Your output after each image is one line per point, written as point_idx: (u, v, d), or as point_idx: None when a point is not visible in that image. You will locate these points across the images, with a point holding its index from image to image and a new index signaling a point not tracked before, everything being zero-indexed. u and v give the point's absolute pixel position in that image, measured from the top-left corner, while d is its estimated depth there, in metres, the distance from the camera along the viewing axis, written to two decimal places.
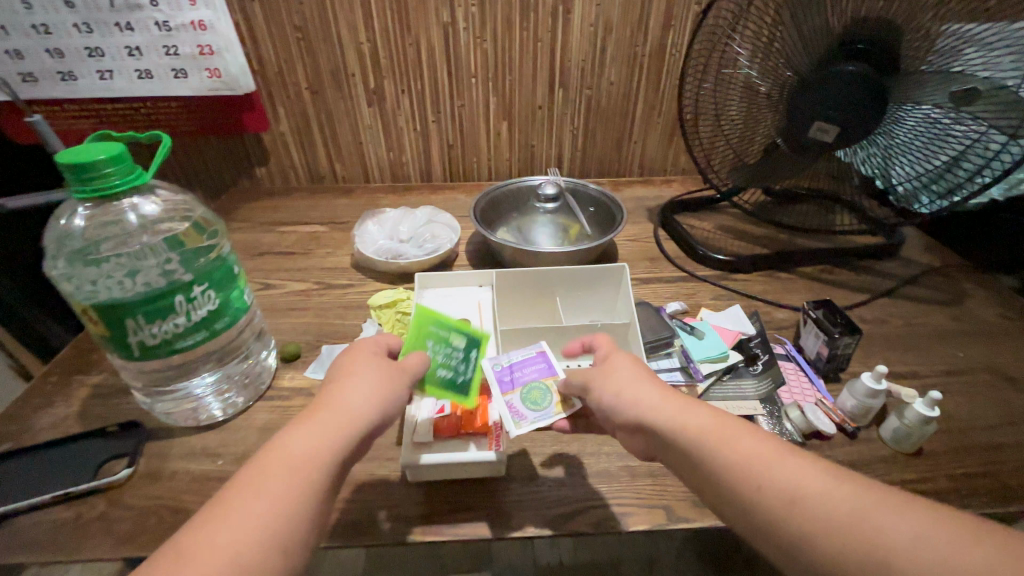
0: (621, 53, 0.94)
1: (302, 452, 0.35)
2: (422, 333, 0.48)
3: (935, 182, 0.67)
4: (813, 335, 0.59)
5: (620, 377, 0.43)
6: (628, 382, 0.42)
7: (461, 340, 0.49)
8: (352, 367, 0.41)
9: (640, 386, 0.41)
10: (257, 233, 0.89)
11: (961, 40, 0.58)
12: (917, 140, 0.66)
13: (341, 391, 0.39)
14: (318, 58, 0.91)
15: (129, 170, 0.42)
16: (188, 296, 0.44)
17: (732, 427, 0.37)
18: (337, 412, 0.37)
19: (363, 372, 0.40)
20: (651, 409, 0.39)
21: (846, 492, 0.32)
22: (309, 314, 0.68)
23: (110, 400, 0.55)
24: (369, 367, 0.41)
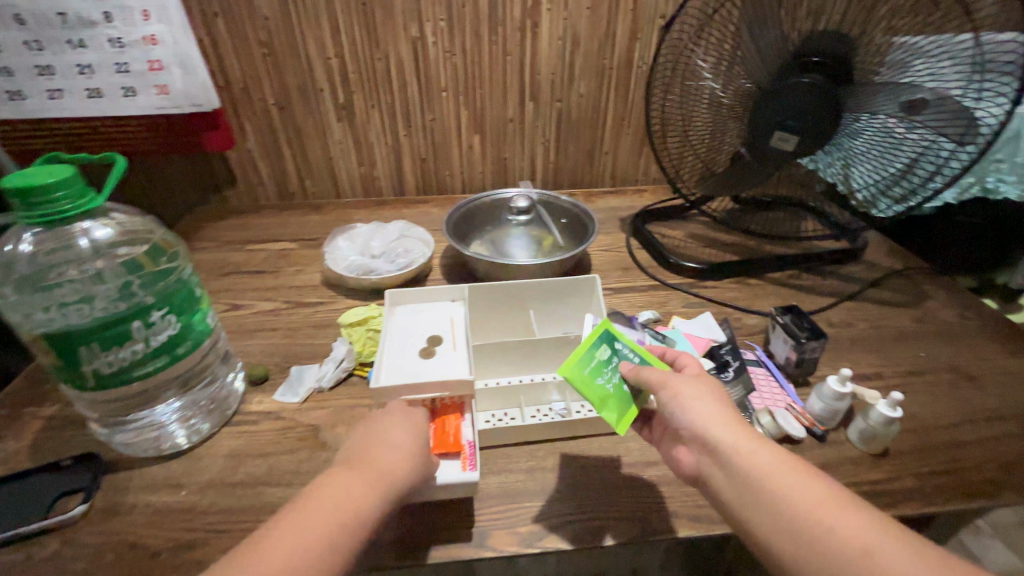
0: (589, 67, 0.95)
1: (343, 496, 0.39)
2: (592, 385, 0.44)
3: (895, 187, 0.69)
4: (782, 340, 0.60)
5: (702, 388, 0.42)
6: (698, 399, 0.41)
7: (606, 352, 0.47)
8: (383, 425, 0.45)
9: (719, 403, 0.41)
10: (225, 252, 0.87)
11: (909, 53, 0.61)
12: (874, 149, 0.69)
13: (378, 449, 0.43)
14: (286, 74, 0.90)
15: (82, 193, 0.41)
16: (147, 322, 0.43)
17: (805, 474, 0.37)
18: (378, 467, 0.42)
19: (397, 431, 0.45)
20: (725, 425, 0.39)
21: (919, 553, 0.32)
22: (278, 335, 0.67)
23: (64, 432, 0.53)
24: (403, 424, 0.46)
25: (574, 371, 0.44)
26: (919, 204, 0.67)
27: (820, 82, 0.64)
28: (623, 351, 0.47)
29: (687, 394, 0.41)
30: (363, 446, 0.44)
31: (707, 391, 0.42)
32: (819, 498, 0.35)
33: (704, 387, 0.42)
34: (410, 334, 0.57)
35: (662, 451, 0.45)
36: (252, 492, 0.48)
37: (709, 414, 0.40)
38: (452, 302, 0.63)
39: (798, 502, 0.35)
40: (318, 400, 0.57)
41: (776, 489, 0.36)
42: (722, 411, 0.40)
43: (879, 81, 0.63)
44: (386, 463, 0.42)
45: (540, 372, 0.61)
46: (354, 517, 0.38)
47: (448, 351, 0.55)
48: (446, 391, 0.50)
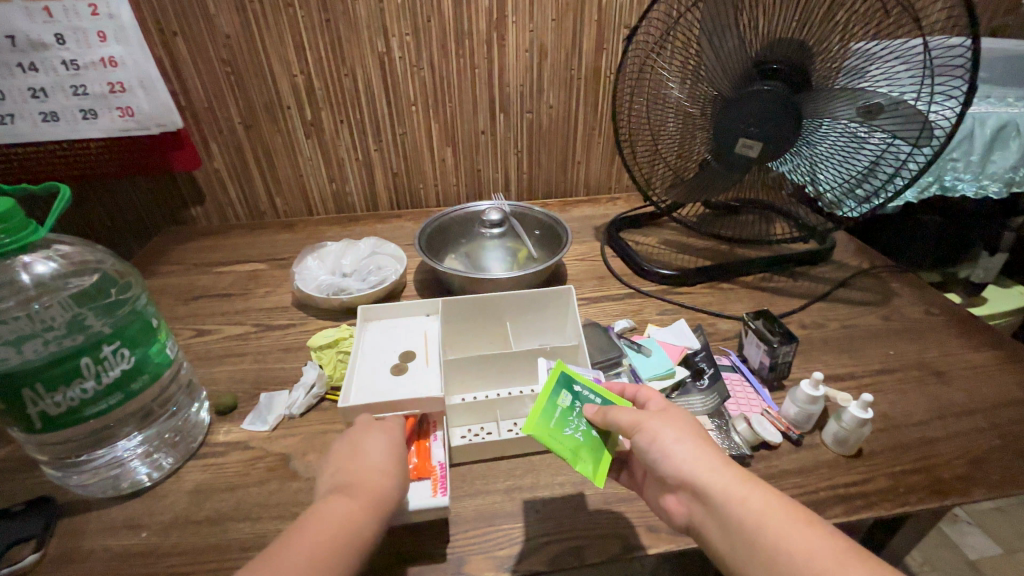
0: (557, 78, 0.96)
1: (339, 516, 0.37)
2: (558, 439, 0.43)
3: (859, 187, 0.71)
4: (755, 345, 0.60)
5: (678, 427, 0.42)
6: (679, 444, 0.40)
7: (566, 399, 0.46)
8: (358, 443, 0.43)
9: (697, 442, 0.41)
10: (191, 276, 0.84)
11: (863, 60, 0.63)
12: (838, 153, 0.70)
13: (358, 467, 0.41)
14: (250, 92, 0.88)
15: (21, 227, 0.39)
16: (97, 357, 0.41)
17: (801, 520, 0.36)
18: (361, 484, 0.40)
19: (372, 445, 0.43)
20: (707, 467, 0.39)
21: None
22: (246, 361, 0.65)
23: (17, 476, 0.50)
24: (376, 436, 0.44)
25: (537, 426, 0.44)
26: (884, 204, 0.68)
27: (779, 89, 0.65)
28: (583, 395, 0.47)
29: (666, 438, 0.41)
30: (344, 466, 0.42)
31: (683, 430, 0.42)
32: (813, 542, 0.35)
33: (679, 426, 0.42)
34: (384, 351, 0.57)
35: (648, 497, 0.44)
36: (218, 529, 0.46)
37: (691, 457, 0.40)
38: (427, 317, 0.62)
39: (790, 547, 0.35)
40: (288, 427, 0.56)
41: (769, 535, 0.35)
42: (702, 452, 0.40)
43: (835, 86, 0.64)
44: (370, 479, 0.41)
45: (517, 386, 0.60)
46: (355, 537, 0.37)
47: (422, 367, 0.54)
48: (418, 408, 0.49)
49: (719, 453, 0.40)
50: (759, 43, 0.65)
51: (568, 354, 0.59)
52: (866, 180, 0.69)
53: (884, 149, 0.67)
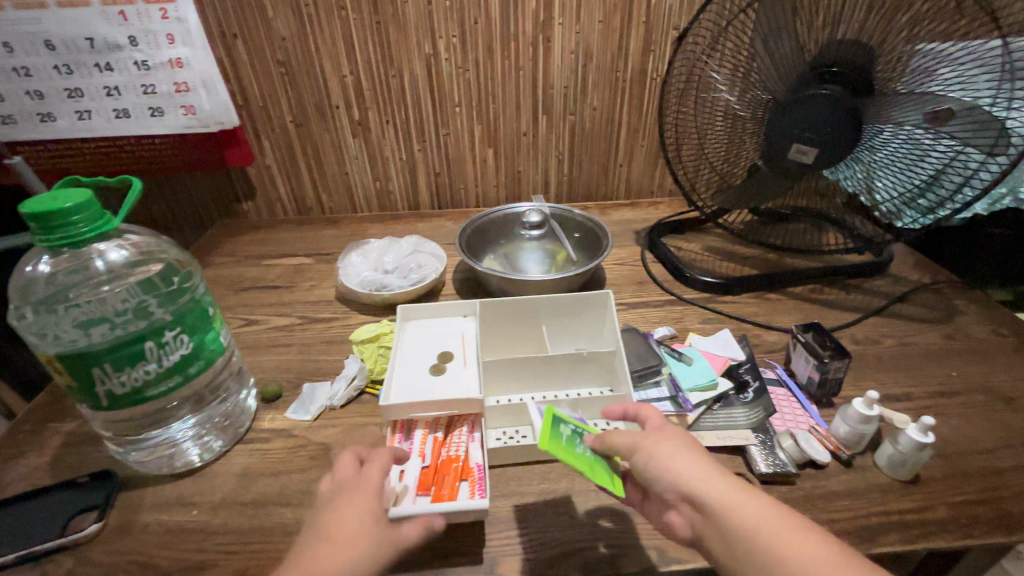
0: (602, 80, 0.95)
1: None
2: (572, 456, 0.42)
3: (919, 198, 0.67)
4: (803, 359, 0.58)
5: (674, 440, 0.41)
6: (678, 456, 0.39)
7: (568, 424, 0.46)
8: (332, 506, 0.39)
9: (694, 454, 0.40)
10: (243, 267, 0.88)
11: (935, 60, 0.59)
12: (899, 161, 0.66)
13: (327, 538, 0.37)
14: (302, 92, 0.91)
15: (97, 216, 0.41)
16: (159, 341, 0.43)
17: (799, 527, 0.36)
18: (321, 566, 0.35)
19: (347, 508, 0.39)
20: (705, 479, 0.38)
21: None
22: (292, 351, 0.67)
23: (83, 449, 0.54)
24: (353, 494, 0.40)
25: (551, 444, 0.42)
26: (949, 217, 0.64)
27: (839, 93, 0.62)
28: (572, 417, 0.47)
29: (664, 453, 0.40)
30: (314, 532, 0.38)
31: (679, 443, 0.41)
32: (815, 551, 0.34)
33: (675, 439, 0.41)
34: (422, 351, 0.57)
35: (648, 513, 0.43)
36: (263, 512, 0.48)
37: (690, 471, 0.38)
38: (465, 318, 0.63)
39: (797, 556, 0.34)
40: (330, 418, 0.57)
41: (774, 546, 0.34)
42: (700, 464, 0.39)
43: (897, 90, 0.61)
44: (334, 558, 0.36)
45: (553, 391, 0.59)
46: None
47: (459, 368, 0.55)
48: (454, 409, 0.49)
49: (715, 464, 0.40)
50: (818, 45, 0.62)
51: (606, 361, 0.58)
52: (930, 190, 0.65)
53: (949, 159, 0.62)
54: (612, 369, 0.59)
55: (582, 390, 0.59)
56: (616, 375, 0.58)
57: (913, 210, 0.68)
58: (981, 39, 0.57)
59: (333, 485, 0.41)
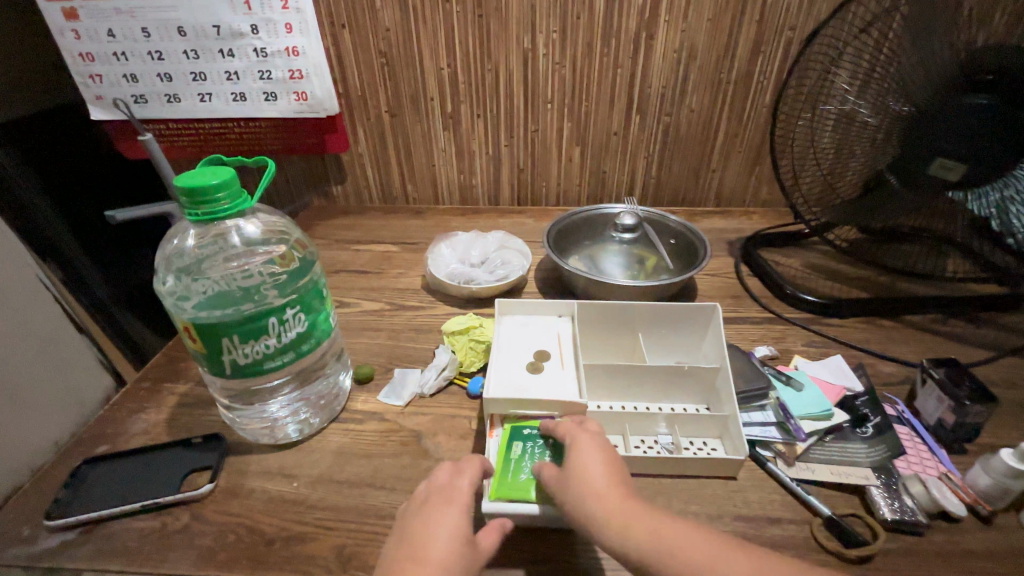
0: (704, 80, 0.90)
1: None
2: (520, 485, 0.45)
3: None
4: (935, 398, 0.52)
5: (579, 467, 0.42)
6: (582, 477, 0.41)
7: (518, 445, 0.48)
8: (423, 520, 0.40)
9: (595, 477, 0.41)
10: (333, 251, 0.91)
11: None
12: None
13: (423, 546, 0.38)
14: (400, 83, 0.93)
15: (236, 195, 0.43)
16: (281, 318, 0.45)
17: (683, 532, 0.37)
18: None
19: (441, 517, 0.40)
20: (599, 505, 0.39)
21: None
22: (381, 336, 0.69)
23: (195, 410, 0.57)
24: (445, 508, 0.41)
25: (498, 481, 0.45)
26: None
27: (997, 103, 0.54)
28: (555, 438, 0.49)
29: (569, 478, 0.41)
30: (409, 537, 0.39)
31: (582, 470, 0.41)
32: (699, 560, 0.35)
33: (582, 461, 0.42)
34: (518, 348, 0.57)
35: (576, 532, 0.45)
36: (358, 492, 0.49)
37: (591, 504, 0.39)
38: (559, 319, 0.62)
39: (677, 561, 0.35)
40: (420, 406, 0.58)
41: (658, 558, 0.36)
42: (597, 493, 0.40)
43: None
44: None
45: (646, 402, 0.57)
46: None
47: (557, 370, 0.54)
48: (558, 412, 0.50)
49: (614, 484, 0.40)
50: (988, 42, 0.54)
51: (707, 376, 0.55)
52: None
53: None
54: (711, 386, 0.56)
55: (677, 405, 0.57)
56: (719, 394, 0.55)
57: None
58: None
59: (424, 494, 0.43)
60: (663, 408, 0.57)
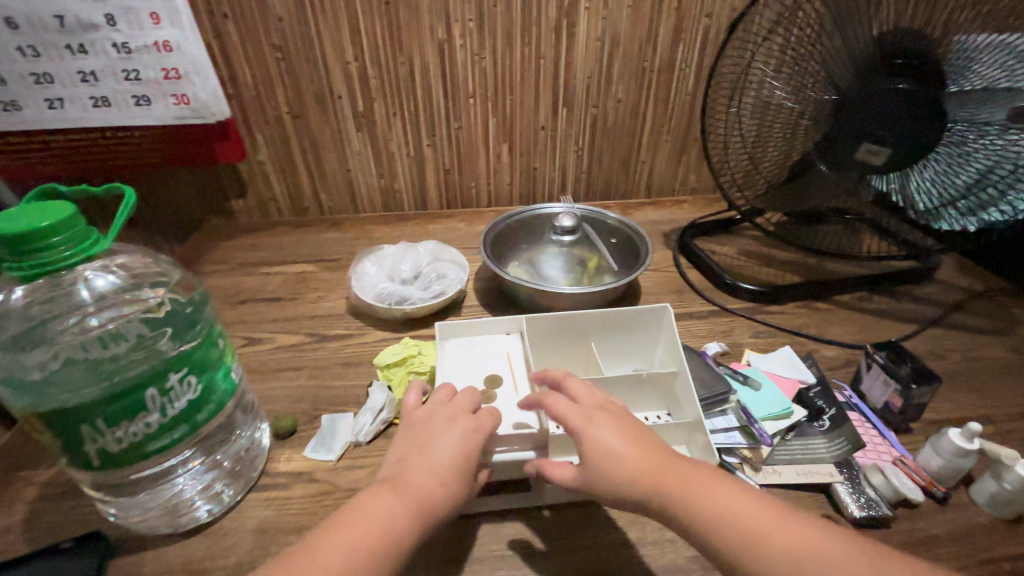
0: (628, 69, 0.88)
1: (380, 519, 0.36)
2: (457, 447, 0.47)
3: (963, 200, 0.62)
4: (881, 382, 0.53)
5: (594, 435, 0.40)
6: (600, 422, 0.41)
7: None
8: (436, 431, 0.41)
9: (612, 423, 0.41)
10: (238, 276, 0.79)
11: (977, 49, 0.54)
12: (944, 160, 0.61)
13: (423, 458, 0.40)
14: (300, 80, 0.83)
15: (84, 236, 0.33)
16: (163, 388, 0.36)
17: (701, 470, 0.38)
18: (415, 483, 0.38)
19: (443, 433, 0.41)
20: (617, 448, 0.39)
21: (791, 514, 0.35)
22: (303, 376, 0.60)
23: (65, 502, 0.46)
24: (448, 427, 0.42)
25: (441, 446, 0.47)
26: (997, 220, 0.60)
27: (914, 88, 0.56)
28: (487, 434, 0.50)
29: (588, 422, 0.41)
30: (409, 447, 0.41)
31: (606, 455, 0.39)
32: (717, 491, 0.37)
33: (598, 410, 0.42)
34: (466, 375, 0.52)
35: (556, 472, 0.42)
36: None
37: (632, 485, 0.38)
38: (508, 336, 0.57)
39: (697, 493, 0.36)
40: (357, 456, 0.50)
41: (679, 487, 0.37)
42: (635, 475, 0.38)
43: (951, 92, 0.55)
44: (422, 482, 0.38)
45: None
46: (394, 545, 0.35)
47: (510, 393, 0.50)
48: (517, 441, 0.44)
49: (647, 451, 0.39)
50: (889, 26, 0.56)
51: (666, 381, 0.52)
52: (977, 190, 0.60)
53: (1001, 151, 0.57)
54: (671, 391, 0.53)
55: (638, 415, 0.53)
56: (680, 405, 0.52)
57: (953, 211, 0.63)
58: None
59: (440, 410, 0.43)
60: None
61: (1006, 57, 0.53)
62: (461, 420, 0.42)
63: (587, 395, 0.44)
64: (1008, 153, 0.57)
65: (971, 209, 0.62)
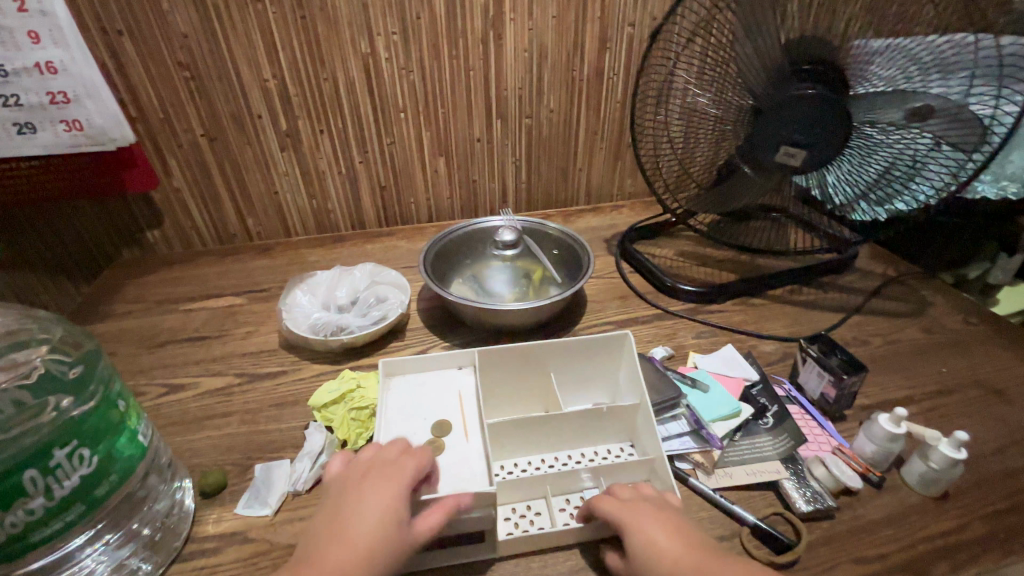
0: (558, 79, 0.88)
1: None
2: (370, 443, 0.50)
3: (871, 192, 0.66)
4: (816, 374, 0.55)
5: (641, 530, 0.39)
6: (647, 516, 0.40)
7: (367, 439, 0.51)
8: (355, 490, 0.39)
9: (658, 517, 0.40)
10: (155, 316, 0.72)
11: (867, 54, 0.57)
12: (855, 155, 0.64)
13: (346, 518, 0.37)
14: (214, 101, 0.77)
15: None
16: (47, 468, 0.32)
17: (727, 562, 0.37)
18: (335, 548, 0.35)
19: (368, 488, 0.39)
20: (657, 543, 0.38)
21: None
22: (233, 424, 0.55)
23: None
24: (374, 481, 0.39)
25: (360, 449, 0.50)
26: (902, 210, 0.63)
27: (823, 92, 0.59)
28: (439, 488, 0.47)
29: (636, 518, 0.40)
30: (334, 507, 0.38)
31: (650, 548, 0.38)
32: None
33: (648, 505, 0.41)
34: (417, 421, 0.48)
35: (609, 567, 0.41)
36: None
37: None
38: (460, 370, 0.54)
39: None
40: (296, 508, 0.46)
41: None
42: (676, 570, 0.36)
43: (852, 95, 0.59)
44: (335, 553, 0.35)
45: (566, 450, 0.53)
46: None
47: (461, 442, 0.46)
48: (460, 506, 0.40)
49: (687, 546, 0.38)
50: (797, 33, 0.59)
51: (629, 413, 0.52)
52: (884, 182, 0.64)
53: (902, 149, 0.61)
54: (633, 423, 0.52)
55: (600, 448, 0.53)
56: (638, 430, 0.52)
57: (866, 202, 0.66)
58: (937, 34, 0.55)
59: (368, 463, 0.41)
60: (586, 454, 0.52)
61: (895, 65, 0.57)
62: (387, 469, 0.40)
63: (631, 493, 0.43)
64: (906, 151, 0.61)
65: (880, 201, 0.65)
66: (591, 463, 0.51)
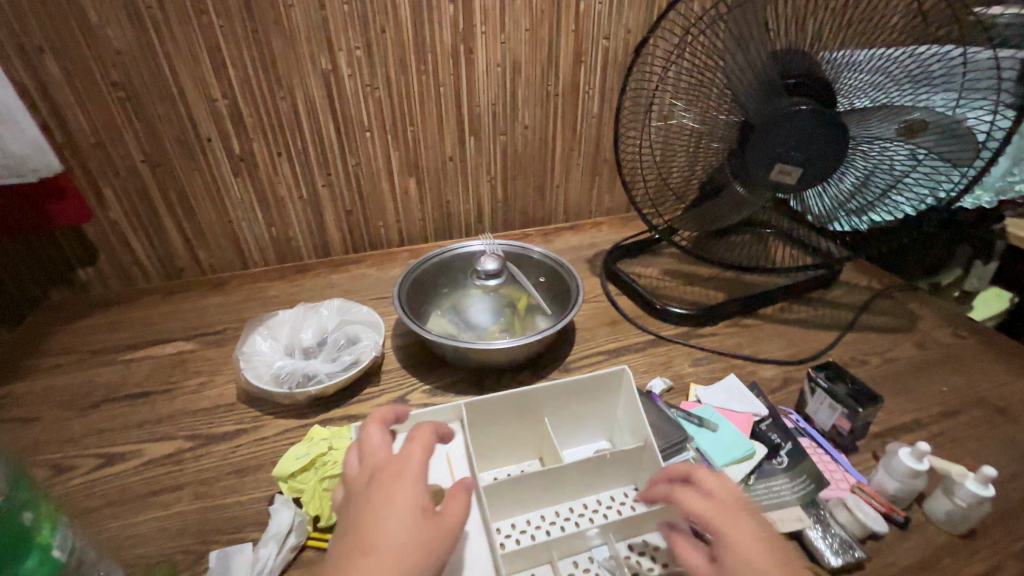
0: (533, 94, 0.84)
1: None
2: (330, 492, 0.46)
3: (848, 202, 0.63)
4: (826, 406, 0.52)
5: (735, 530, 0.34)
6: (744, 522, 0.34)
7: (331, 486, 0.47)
8: (371, 499, 0.34)
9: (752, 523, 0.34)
10: (90, 370, 0.63)
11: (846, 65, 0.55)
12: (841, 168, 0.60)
13: (368, 530, 0.32)
14: (155, 123, 0.69)
15: None
16: None
17: None
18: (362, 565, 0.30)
19: (386, 494, 0.34)
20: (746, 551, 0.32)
21: None
22: (185, 500, 0.47)
23: None
24: (388, 489, 0.34)
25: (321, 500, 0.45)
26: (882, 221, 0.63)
27: (816, 108, 0.56)
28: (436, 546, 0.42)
29: (735, 515, 0.34)
30: (357, 518, 0.33)
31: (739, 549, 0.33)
32: None
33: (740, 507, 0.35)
34: None
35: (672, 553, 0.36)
36: None
37: None
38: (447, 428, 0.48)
39: None
40: None
41: None
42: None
43: (841, 110, 0.57)
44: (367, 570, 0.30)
45: (567, 502, 0.48)
46: None
47: None
48: None
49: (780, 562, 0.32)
50: (783, 46, 0.57)
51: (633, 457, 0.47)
52: (861, 194, 0.62)
53: (882, 160, 0.59)
54: (636, 465, 0.48)
55: (603, 495, 0.48)
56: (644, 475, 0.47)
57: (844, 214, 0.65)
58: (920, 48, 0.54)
59: (376, 469, 0.36)
60: (589, 505, 0.47)
61: (877, 77, 0.55)
62: (398, 471, 0.35)
63: (719, 485, 0.37)
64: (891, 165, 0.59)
65: (858, 212, 0.64)
66: (595, 516, 0.46)
